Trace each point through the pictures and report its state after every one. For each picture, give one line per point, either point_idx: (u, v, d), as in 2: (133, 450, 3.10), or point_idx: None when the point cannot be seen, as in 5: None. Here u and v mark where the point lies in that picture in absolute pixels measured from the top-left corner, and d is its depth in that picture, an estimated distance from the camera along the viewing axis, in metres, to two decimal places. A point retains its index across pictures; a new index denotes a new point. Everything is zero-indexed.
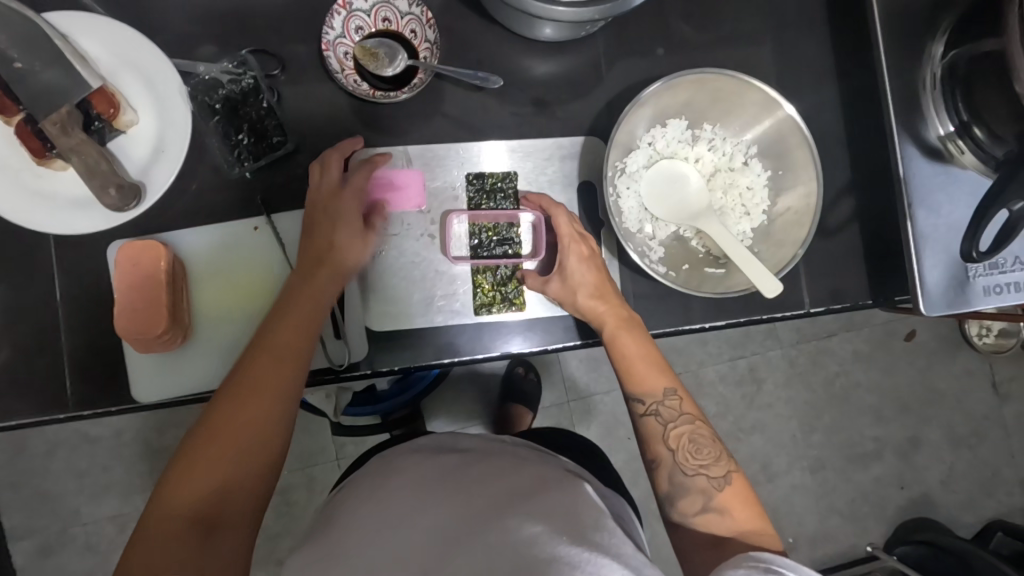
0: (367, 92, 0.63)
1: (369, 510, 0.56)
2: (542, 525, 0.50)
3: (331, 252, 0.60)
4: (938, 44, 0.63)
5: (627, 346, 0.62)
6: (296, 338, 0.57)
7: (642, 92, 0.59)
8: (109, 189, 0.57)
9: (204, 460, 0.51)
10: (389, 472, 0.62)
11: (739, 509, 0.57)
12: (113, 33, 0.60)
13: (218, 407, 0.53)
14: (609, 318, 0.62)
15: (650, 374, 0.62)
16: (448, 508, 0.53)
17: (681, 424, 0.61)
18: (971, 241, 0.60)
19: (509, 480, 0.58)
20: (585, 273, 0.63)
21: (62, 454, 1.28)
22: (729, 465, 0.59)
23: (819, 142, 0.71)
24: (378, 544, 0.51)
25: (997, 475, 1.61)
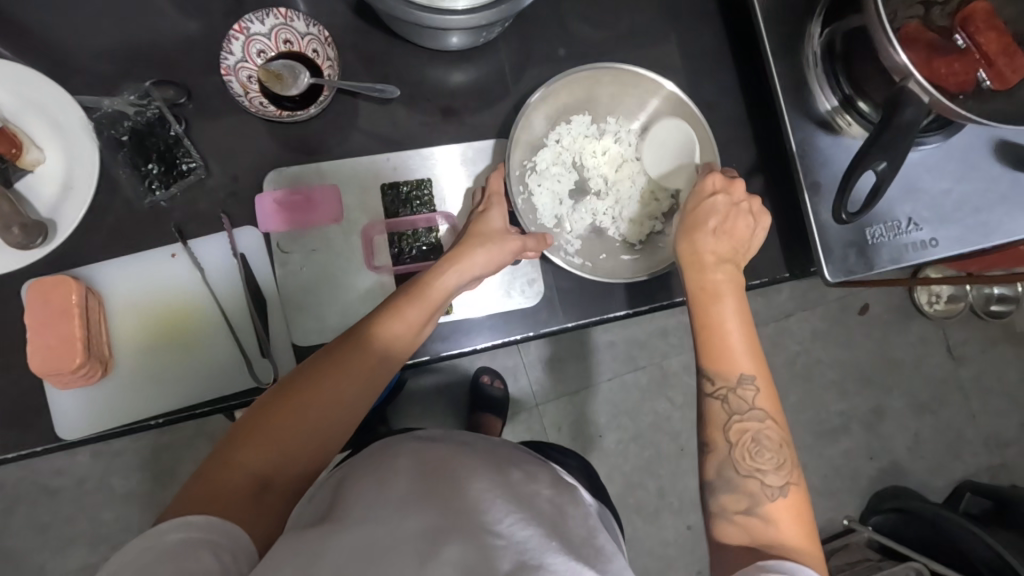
0: (274, 113, 0.64)
1: (353, 501, 0.47)
2: (534, 529, 0.46)
3: (436, 282, 0.60)
4: (817, 25, 0.66)
5: (723, 299, 0.61)
6: (373, 367, 0.57)
7: (529, 99, 0.64)
8: (13, 228, 0.58)
9: (268, 431, 0.51)
10: (385, 459, 0.53)
11: (788, 523, 0.53)
12: (13, 75, 0.61)
13: (288, 391, 0.54)
14: (716, 260, 0.63)
15: (733, 354, 0.59)
16: (440, 502, 0.46)
17: (749, 418, 0.57)
18: (840, 201, 0.60)
19: (508, 478, 0.53)
20: (715, 215, 0.63)
21: (24, 509, 1.25)
22: (789, 477, 0.56)
23: (722, 126, 0.74)
24: (355, 535, 0.42)
25: (961, 437, 1.65)
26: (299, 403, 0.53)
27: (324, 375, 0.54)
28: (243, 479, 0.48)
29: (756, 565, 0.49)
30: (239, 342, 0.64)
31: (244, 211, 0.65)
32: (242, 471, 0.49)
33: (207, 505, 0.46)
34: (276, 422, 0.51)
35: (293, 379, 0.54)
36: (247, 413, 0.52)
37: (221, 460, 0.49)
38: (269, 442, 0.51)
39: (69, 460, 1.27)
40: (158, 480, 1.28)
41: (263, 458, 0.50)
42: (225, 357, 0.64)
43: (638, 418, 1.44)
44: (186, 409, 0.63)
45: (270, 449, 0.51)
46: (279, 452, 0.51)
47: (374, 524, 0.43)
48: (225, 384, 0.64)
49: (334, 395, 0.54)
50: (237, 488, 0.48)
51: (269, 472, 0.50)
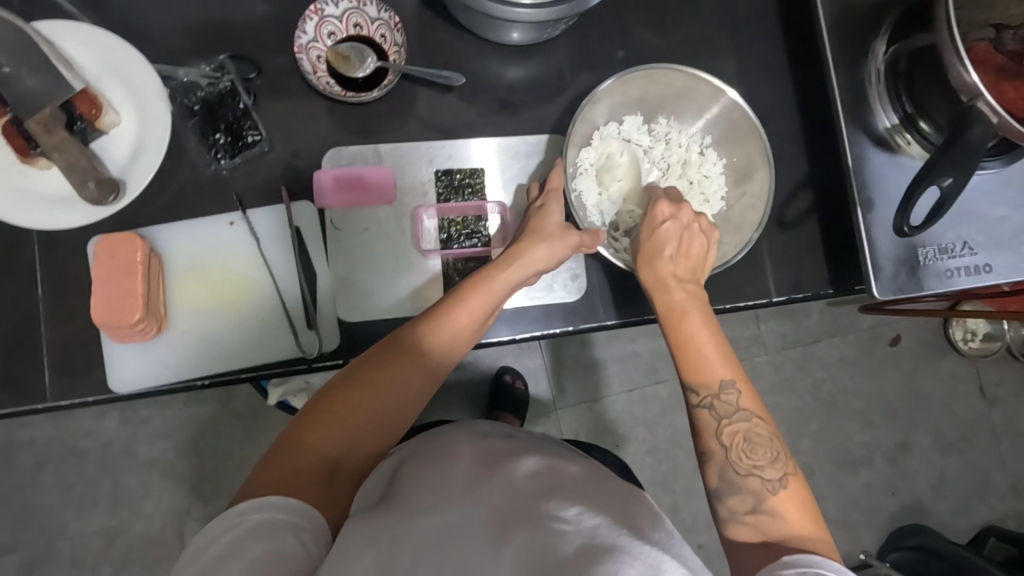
0: (339, 93, 0.66)
1: (414, 488, 0.48)
2: (602, 518, 0.46)
3: (496, 280, 0.61)
4: (881, 43, 0.66)
5: (688, 316, 0.61)
6: (432, 355, 0.58)
7: (596, 89, 0.64)
8: (89, 183, 0.60)
9: (333, 416, 0.53)
10: (443, 447, 0.54)
11: (794, 515, 0.53)
12: (98, 40, 0.64)
13: (351, 376, 0.56)
14: (669, 281, 0.62)
15: (714, 364, 0.59)
16: (508, 490, 0.47)
17: (737, 420, 0.57)
18: (903, 216, 0.60)
19: (564, 467, 0.53)
20: (671, 241, 0.63)
21: (51, 467, 1.28)
22: (785, 468, 0.56)
23: (775, 138, 0.74)
24: (431, 520, 0.44)
25: (988, 480, 1.60)
26: (362, 390, 0.55)
27: (386, 364, 0.56)
28: (313, 460, 0.51)
29: (782, 561, 0.49)
30: (289, 312, 0.66)
31: (301, 187, 0.67)
32: (313, 455, 0.51)
33: (286, 485, 0.49)
34: (342, 407, 0.54)
35: (358, 366, 0.57)
36: (317, 396, 0.55)
37: (292, 445, 0.51)
38: (335, 427, 0.53)
39: (98, 424, 1.30)
40: (181, 450, 1.31)
41: (331, 441, 0.52)
42: (273, 326, 0.66)
43: (657, 431, 1.43)
44: (231, 372, 0.65)
45: (337, 433, 0.53)
46: (344, 437, 0.53)
47: (448, 510, 0.44)
48: (271, 350, 0.65)
49: (397, 386, 0.56)
50: (311, 470, 0.50)
51: (338, 455, 0.52)
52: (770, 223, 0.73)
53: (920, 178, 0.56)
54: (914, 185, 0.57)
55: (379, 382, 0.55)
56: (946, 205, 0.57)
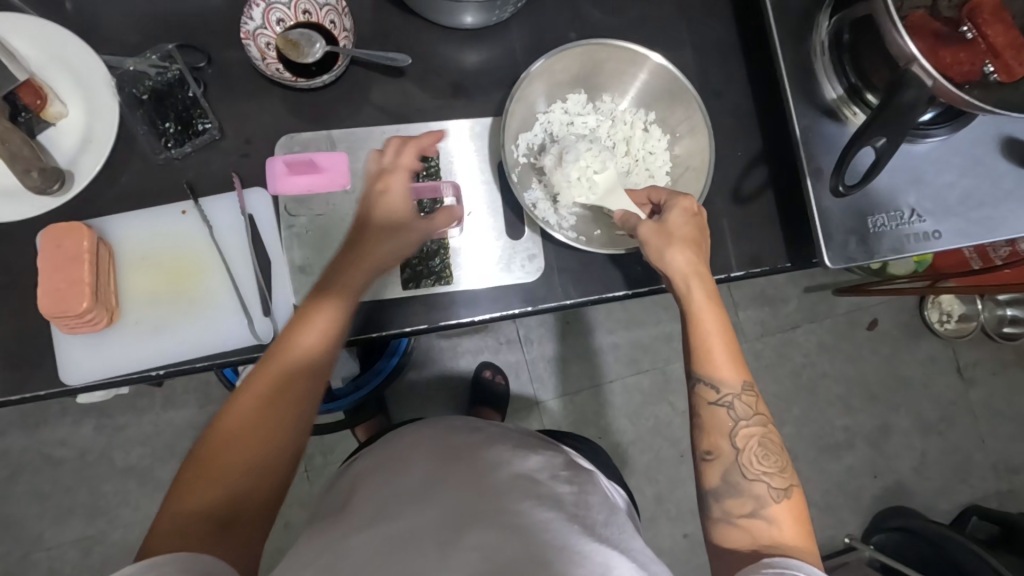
0: (289, 78, 0.66)
1: (365, 506, 0.55)
2: (555, 512, 0.52)
3: (323, 294, 0.61)
4: (825, 17, 0.67)
5: (704, 316, 0.60)
6: (303, 368, 0.60)
7: (527, 70, 0.63)
8: (32, 172, 0.59)
9: (215, 458, 0.55)
10: (400, 457, 0.61)
11: (789, 523, 0.55)
12: (41, 31, 0.63)
13: (229, 412, 0.57)
14: (693, 274, 0.60)
15: (729, 361, 0.59)
16: (455, 492, 0.53)
17: (753, 424, 0.58)
18: (838, 175, 0.61)
19: (525, 462, 0.59)
20: (688, 227, 0.61)
21: (26, 477, 1.26)
22: (790, 479, 0.57)
23: (728, 114, 0.75)
24: (382, 527, 0.50)
25: (969, 460, 1.61)
26: (239, 429, 0.57)
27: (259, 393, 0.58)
28: (203, 510, 0.53)
29: (761, 562, 0.51)
30: (242, 299, 0.65)
31: (254, 174, 0.67)
32: (202, 502, 0.53)
33: (184, 543, 0.50)
34: (219, 452, 0.56)
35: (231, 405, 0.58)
36: (196, 447, 0.56)
37: (178, 500, 0.53)
38: (218, 469, 0.55)
39: (72, 432, 1.28)
40: (159, 456, 1.29)
41: (218, 488, 0.54)
42: (227, 314, 0.65)
43: (639, 421, 1.43)
44: (186, 362, 0.64)
45: (220, 478, 0.55)
46: (230, 480, 0.55)
47: (398, 517, 0.51)
48: (225, 338, 0.65)
49: (271, 413, 0.58)
50: (202, 521, 0.52)
51: (228, 502, 0.54)
52: (726, 200, 0.73)
53: (856, 138, 0.58)
54: (850, 145, 0.59)
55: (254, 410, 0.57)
56: (878, 166, 0.58)
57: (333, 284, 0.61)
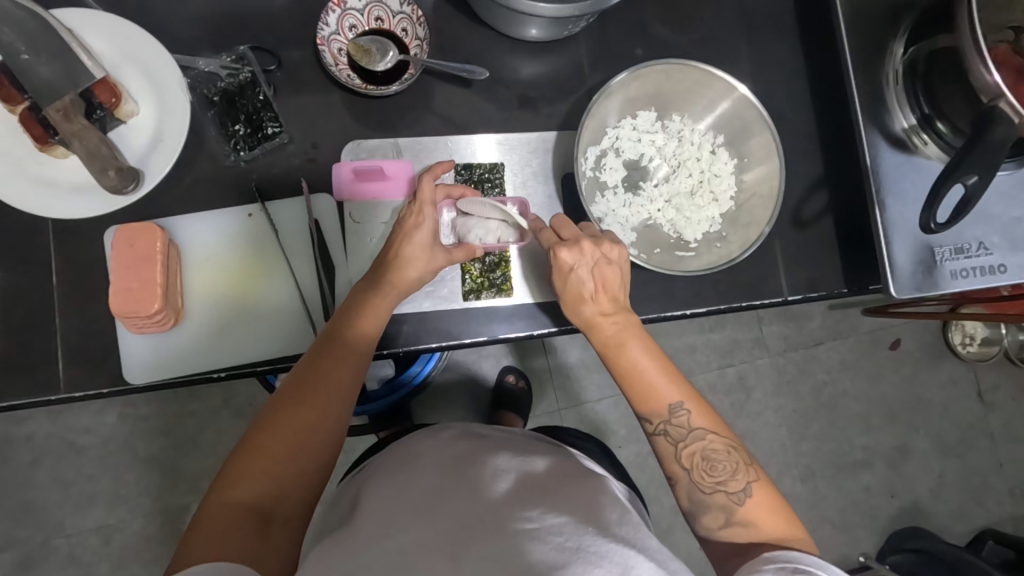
0: (360, 85, 0.66)
1: (375, 516, 0.51)
2: (565, 516, 0.50)
3: (379, 297, 0.61)
4: (899, 44, 0.66)
5: (627, 348, 0.59)
6: (349, 361, 0.58)
7: (609, 82, 0.63)
8: (109, 171, 0.60)
9: (258, 456, 0.52)
10: (409, 461, 0.60)
11: (766, 518, 0.54)
12: (117, 29, 0.63)
13: (272, 410, 0.54)
14: (591, 321, 0.61)
15: (649, 394, 0.58)
16: (468, 503, 0.51)
17: (692, 441, 0.57)
18: (929, 214, 0.60)
19: (529, 466, 0.58)
20: (586, 274, 0.60)
21: (48, 464, 1.26)
22: (749, 475, 0.56)
23: (791, 137, 0.74)
24: (384, 545, 0.47)
25: (985, 484, 1.61)
26: (283, 428, 0.53)
27: (305, 390, 0.55)
28: (239, 513, 0.48)
29: (762, 556, 0.50)
30: (307, 307, 0.65)
31: (320, 178, 0.67)
32: (245, 498, 0.50)
33: (221, 550, 0.46)
34: (262, 450, 0.52)
35: (273, 403, 0.54)
36: (234, 450, 0.52)
37: (217, 498, 0.50)
38: (262, 463, 0.51)
39: (96, 420, 1.28)
40: (182, 447, 1.29)
41: (258, 489, 0.50)
42: (291, 319, 0.65)
43: None
44: (248, 365, 0.64)
45: (258, 481, 0.50)
46: (269, 481, 0.51)
47: (401, 532, 0.48)
48: (287, 344, 0.65)
49: (317, 411, 0.55)
50: (238, 523, 0.48)
51: (268, 503, 0.50)
52: (785, 222, 0.73)
53: (948, 175, 0.58)
54: (942, 182, 0.58)
55: (299, 403, 0.54)
56: (971, 204, 0.59)
57: (386, 288, 0.61)
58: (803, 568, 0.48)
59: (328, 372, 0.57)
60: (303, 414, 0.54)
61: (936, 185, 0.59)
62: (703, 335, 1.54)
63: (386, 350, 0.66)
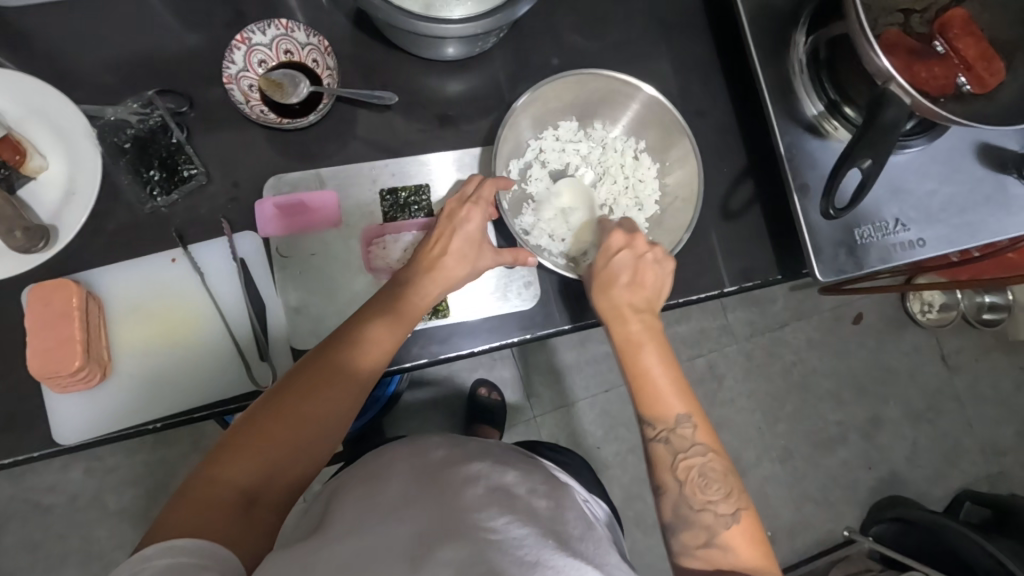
0: (274, 120, 0.66)
1: (341, 519, 0.50)
2: (528, 527, 0.49)
3: (419, 294, 0.60)
4: (801, 34, 0.68)
5: (644, 350, 0.60)
6: (375, 359, 0.57)
7: (512, 106, 0.64)
8: (16, 232, 0.58)
9: (261, 437, 0.51)
10: (380, 468, 0.57)
11: (745, 549, 0.53)
12: (19, 85, 0.62)
13: (285, 392, 0.53)
14: (627, 313, 0.61)
15: (671, 393, 0.58)
16: (434, 506, 0.49)
17: (692, 454, 0.56)
18: (828, 200, 0.62)
19: (503, 475, 0.56)
20: (624, 269, 0.62)
21: (13, 528, 1.22)
22: (739, 502, 0.54)
23: (712, 132, 0.76)
24: (345, 547, 0.46)
25: (958, 446, 1.64)
26: (289, 412, 0.52)
27: (320, 379, 0.54)
28: (225, 493, 0.48)
29: None
30: (239, 347, 0.64)
31: (244, 216, 0.67)
32: (234, 478, 0.49)
33: (197, 527, 0.45)
34: (265, 432, 0.51)
35: (285, 387, 0.54)
36: (240, 422, 0.52)
37: (202, 473, 0.49)
38: (262, 444, 0.51)
39: (61, 477, 1.24)
40: (152, 496, 1.26)
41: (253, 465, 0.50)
42: (225, 361, 0.64)
43: (635, 428, 1.43)
44: (186, 412, 0.63)
45: (253, 462, 0.50)
46: (266, 463, 0.51)
47: (369, 534, 0.47)
48: (222, 387, 0.64)
49: (326, 405, 0.54)
50: (222, 502, 0.47)
51: (257, 485, 0.50)
52: (715, 215, 0.74)
53: (843, 160, 0.59)
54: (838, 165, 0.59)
55: (313, 393, 0.54)
56: (869, 184, 0.59)
57: (426, 284, 0.61)
58: None
59: (351, 368, 0.56)
60: (315, 405, 0.53)
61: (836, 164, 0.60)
62: (670, 328, 1.55)
63: None
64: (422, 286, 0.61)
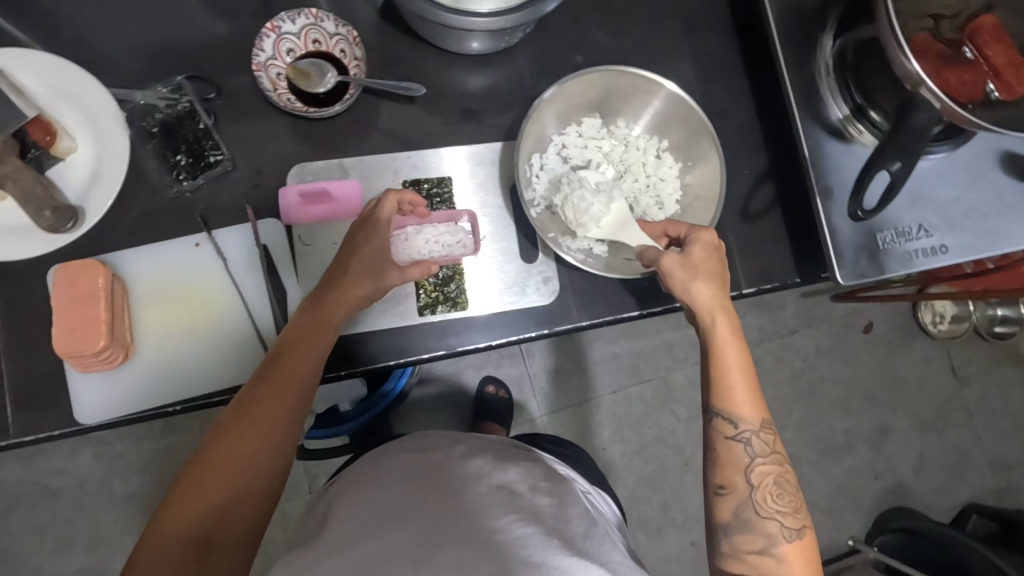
0: (301, 108, 0.66)
1: (344, 521, 0.52)
2: (533, 527, 0.50)
3: (322, 314, 0.58)
4: (828, 38, 0.68)
5: (727, 349, 0.58)
6: (302, 375, 0.55)
7: (540, 97, 0.66)
8: (45, 212, 0.59)
9: (207, 478, 0.48)
10: (378, 472, 0.58)
11: (800, 562, 0.54)
12: (50, 68, 0.63)
13: (222, 427, 0.51)
14: (717, 307, 0.60)
15: (749, 400, 0.57)
16: (437, 506, 0.51)
17: (769, 462, 0.57)
18: (857, 200, 0.64)
19: (504, 474, 0.56)
20: (707, 263, 0.61)
21: (22, 510, 1.23)
22: (805, 519, 0.56)
23: (734, 133, 0.76)
24: (351, 550, 0.48)
25: (966, 458, 1.63)
26: (228, 449, 0.50)
27: (249, 413, 0.51)
28: (179, 541, 0.46)
29: None
30: (260, 335, 0.65)
31: (266, 203, 0.67)
32: (188, 521, 0.47)
33: None
34: (207, 470, 0.49)
35: (221, 423, 0.51)
36: (182, 469, 0.50)
37: (152, 529, 0.47)
38: (210, 483, 0.48)
39: (70, 461, 1.25)
40: (159, 482, 1.26)
41: (199, 510, 0.47)
42: (245, 346, 0.65)
43: (642, 430, 1.42)
44: (204, 397, 0.63)
45: (204, 504, 0.48)
46: (216, 503, 0.48)
47: (370, 538, 0.48)
48: (241, 372, 0.64)
49: (268, 432, 0.51)
50: (179, 549, 0.46)
51: (211, 529, 0.47)
52: (735, 216, 0.74)
53: (875, 161, 0.60)
54: (870, 167, 0.61)
55: (245, 424, 0.51)
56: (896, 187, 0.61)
57: (328, 304, 0.58)
58: None
59: (284, 386, 0.53)
60: (247, 436, 0.50)
61: (868, 167, 0.62)
62: None
63: (346, 370, 0.66)
64: (328, 305, 0.58)
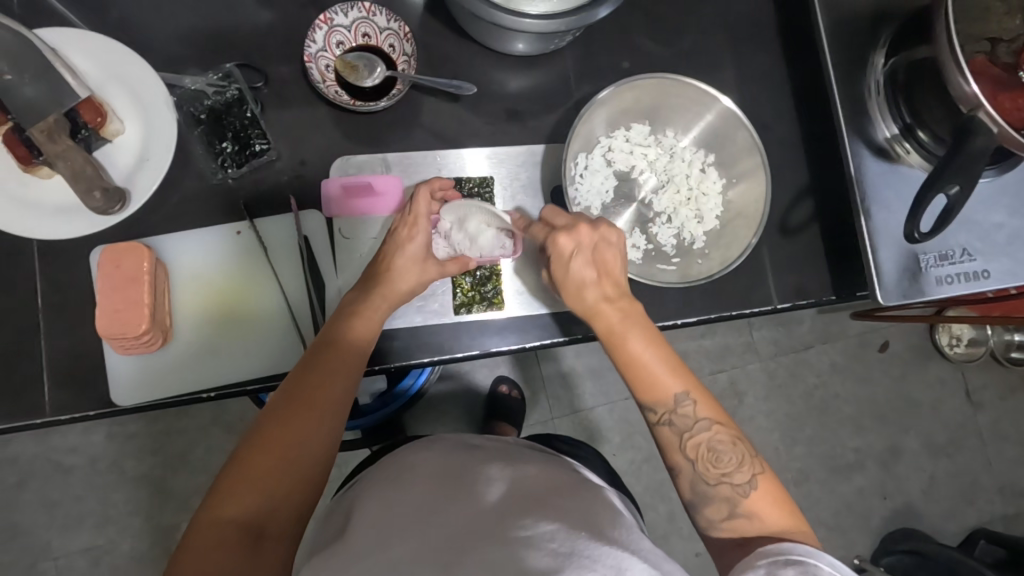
0: (348, 101, 0.66)
1: (370, 526, 0.51)
2: (557, 523, 0.49)
3: (366, 309, 0.58)
4: (880, 55, 0.68)
5: (628, 339, 0.57)
6: (347, 369, 0.55)
7: (596, 97, 0.65)
8: (95, 192, 0.60)
9: (255, 470, 0.48)
10: (402, 473, 0.57)
11: (769, 512, 0.52)
12: (103, 50, 0.63)
13: (269, 418, 0.51)
14: (602, 297, 0.58)
15: (661, 381, 0.56)
16: (466, 512, 0.50)
17: (697, 432, 0.55)
18: (913, 224, 0.62)
19: (528, 478, 0.56)
20: (582, 252, 0.59)
21: (33, 486, 1.23)
22: (755, 467, 0.54)
23: (776, 147, 0.75)
24: (381, 555, 0.46)
25: (975, 483, 1.62)
26: (275, 441, 0.49)
27: (292, 404, 0.51)
28: (229, 530, 0.46)
29: (759, 550, 0.49)
30: (299, 327, 0.65)
31: (307, 195, 0.67)
32: (236, 509, 0.47)
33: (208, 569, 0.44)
34: (254, 460, 0.49)
35: (267, 414, 0.51)
36: (229, 461, 0.49)
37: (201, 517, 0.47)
38: (258, 474, 0.48)
39: (84, 439, 1.25)
40: (171, 465, 1.27)
41: (249, 502, 0.47)
42: (281, 336, 0.65)
43: (653, 438, 1.42)
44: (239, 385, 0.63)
45: (253, 494, 0.48)
46: (264, 494, 0.48)
47: (399, 542, 0.47)
48: (277, 361, 0.64)
49: (313, 424, 0.51)
50: (228, 538, 0.45)
51: (259, 518, 0.47)
52: (773, 230, 0.74)
53: (928, 189, 0.59)
54: (922, 195, 0.59)
55: (293, 414, 0.51)
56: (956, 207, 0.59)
57: (373, 300, 0.58)
58: (794, 559, 0.47)
59: (327, 379, 0.53)
60: (294, 427, 0.50)
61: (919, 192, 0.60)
62: (694, 341, 1.54)
63: (379, 366, 0.65)
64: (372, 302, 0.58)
